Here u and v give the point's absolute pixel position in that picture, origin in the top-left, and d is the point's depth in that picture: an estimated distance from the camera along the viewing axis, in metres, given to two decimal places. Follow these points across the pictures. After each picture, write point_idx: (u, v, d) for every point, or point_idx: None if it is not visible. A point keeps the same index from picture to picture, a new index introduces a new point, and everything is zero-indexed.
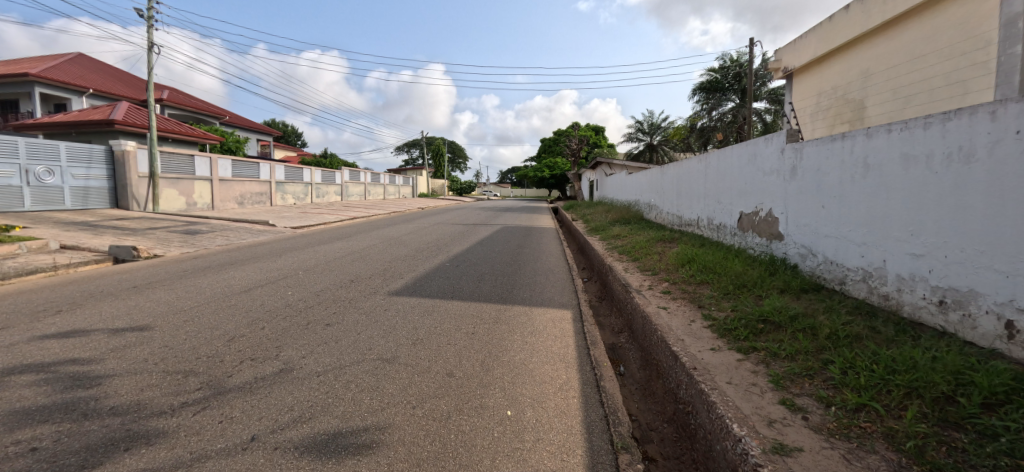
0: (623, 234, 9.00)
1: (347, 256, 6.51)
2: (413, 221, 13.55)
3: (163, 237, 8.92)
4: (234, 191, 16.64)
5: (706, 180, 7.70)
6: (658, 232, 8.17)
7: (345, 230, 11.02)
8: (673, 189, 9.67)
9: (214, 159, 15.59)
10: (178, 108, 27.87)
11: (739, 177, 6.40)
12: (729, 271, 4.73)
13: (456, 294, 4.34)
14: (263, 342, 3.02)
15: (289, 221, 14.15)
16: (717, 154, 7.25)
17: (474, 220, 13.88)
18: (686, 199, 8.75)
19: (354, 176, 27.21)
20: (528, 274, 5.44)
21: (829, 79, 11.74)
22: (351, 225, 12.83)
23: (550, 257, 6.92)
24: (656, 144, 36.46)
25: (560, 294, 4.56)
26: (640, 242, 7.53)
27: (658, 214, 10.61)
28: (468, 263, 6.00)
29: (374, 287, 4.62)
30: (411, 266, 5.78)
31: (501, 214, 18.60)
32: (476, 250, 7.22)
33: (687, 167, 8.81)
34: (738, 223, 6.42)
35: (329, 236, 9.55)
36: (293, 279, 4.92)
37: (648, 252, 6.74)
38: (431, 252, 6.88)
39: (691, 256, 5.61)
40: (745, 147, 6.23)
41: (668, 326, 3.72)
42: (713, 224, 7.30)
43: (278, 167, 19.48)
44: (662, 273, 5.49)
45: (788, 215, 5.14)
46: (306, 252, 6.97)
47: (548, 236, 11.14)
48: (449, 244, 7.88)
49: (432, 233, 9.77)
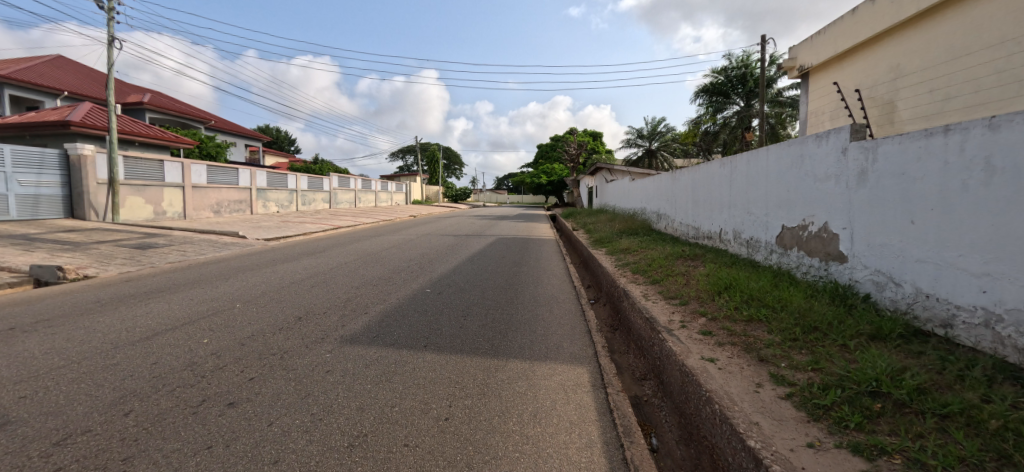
0: (634, 248, 7.91)
1: (309, 279, 5.39)
2: (400, 231, 12.45)
3: (107, 253, 7.78)
4: (209, 199, 15.46)
5: (732, 187, 6.66)
6: (676, 246, 7.09)
7: (323, 243, 9.90)
8: (687, 197, 8.64)
9: (187, 165, 14.46)
10: (159, 112, 26.75)
11: (778, 185, 5.35)
12: (788, 305, 3.64)
13: (430, 342, 3.22)
14: (109, 448, 1.91)
15: (266, 231, 12.99)
16: (746, 157, 6.20)
17: (467, 230, 12.73)
18: (705, 209, 7.71)
19: (343, 183, 26.11)
20: (527, 305, 4.34)
21: (853, 79, 10.77)
22: (332, 236, 11.72)
23: (553, 280, 5.82)
24: (654, 150, 35.64)
25: (571, 339, 3.45)
26: (657, 260, 6.46)
27: (670, 224, 9.56)
28: (453, 290, 4.90)
29: (324, 329, 3.49)
30: (383, 294, 4.66)
31: (497, 223, 17.49)
32: (466, 270, 6.11)
33: (705, 173, 7.77)
34: (777, 239, 5.36)
35: (299, 251, 8.39)
36: (223, 316, 3.79)
37: (670, 273, 5.66)
38: (411, 273, 5.76)
39: (729, 281, 4.53)
40: (788, 148, 5.19)
41: (727, 394, 2.62)
42: (743, 238, 6.24)
43: (260, 173, 18.27)
44: (694, 303, 4.40)
45: (852, 232, 4.09)
46: (261, 274, 5.82)
47: (547, 249, 10.05)
48: (435, 261, 6.75)
49: (418, 247, 8.67)
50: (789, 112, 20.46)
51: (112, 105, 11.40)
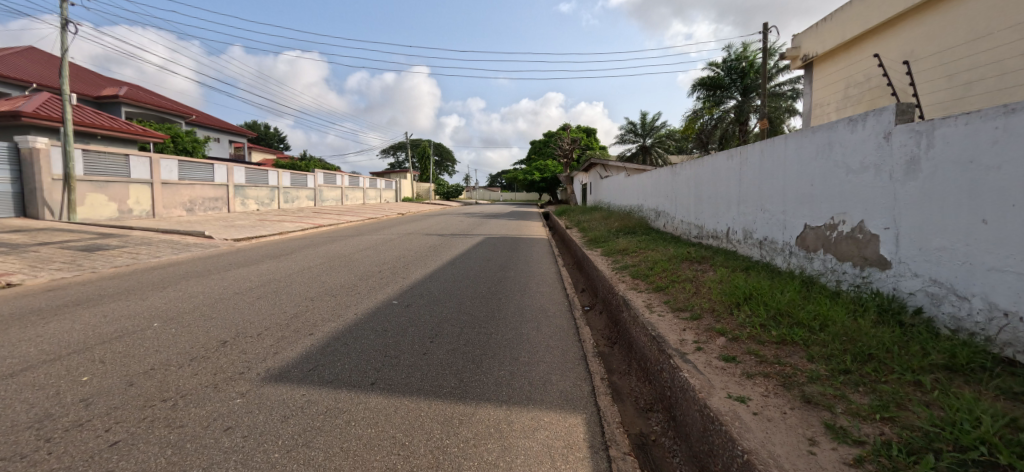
0: (633, 249, 7.21)
1: (259, 287, 4.64)
2: (383, 230, 11.66)
3: (45, 256, 6.94)
4: (181, 196, 14.57)
5: (741, 182, 5.99)
6: (680, 248, 6.40)
7: (295, 244, 9.11)
8: (689, 193, 7.99)
9: (156, 159, 13.57)
10: (136, 105, 25.64)
11: (799, 179, 4.68)
12: (828, 324, 2.95)
13: (379, 378, 2.49)
14: None
15: (239, 230, 12.16)
16: (759, 147, 5.54)
17: (454, 229, 11.95)
18: (709, 207, 7.06)
19: (329, 180, 25.21)
20: (511, 322, 3.62)
21: (861, 67, 10.15)
22: (308, 236, 10.94)
23: (543, 286, 5.09)
24: (649, 146, 35.06)
25: (561, 369, 2.74)
26: (659, 262, 5.78)
27: (670, 223, 8.89)
28: (425, 301, 4.17)
29: (248, 358, 2.74)
30: (341, 307, 3.92)
31: (486, 221, 16.64)
32: (444, 276, 5.36)
33: (709, 166, 7.09)
34: (799, 240, 4.67)
35: (265, 253, 7.59)
36: (127, 342, 3.04)
37: (676, 278, 4.97)
38: (381, 280, 5.02)
39: (749, 290, 3.84)
40: (810, 137, 4.51)
41: (773, 457, 1.91)
42: (756, 239, 5.57)
43: (238, 169, 17.35)
44: (708, 317, 3.70)
45: (897, 234, 3.42)
46: (206, 282, 5.04)
47: (539, 249, 9.34)
48: (412, 265, 6.01)
49: (397, 248, 7.92)
50: (788, 105, 19.97)
51: (67, 94, 10.51)
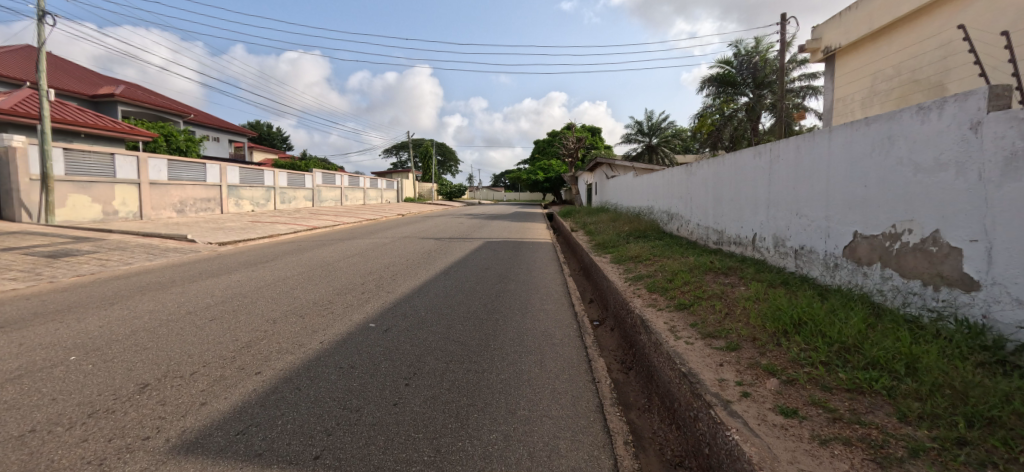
0: (648, 256, 6.54)
1: (220, 304, 4.01)
2: (377, 232, 11.02)
3: (4, 264, 6.35)
4: (171, 197, 14.03)
5: (771, 183, 5.32)
6: (702, 256, 5.72)
7: (281, 249, 8.48)
8: (706, 195, 7.34)
9: (144, 159, 13.04)
10: (132, 104, 25.15)
11: (848, 179, 4.01)
12: (918, 369, 2.27)
13: (327, 449, 1.85)
14: None
15: (226, 233, 11.57)
16: (794, 143, 4.87)
17: (452, 232, 11.28)
18: (730, 210, 6.39)
19: (328, 180, 24.64)
20: (508, 353, 2.97)
21: (890, 59, 9.41)
22: (298, 239, 10.34)
23: (548, 303, 4.42)
24: (655, 145, 34.33)
25: (571, 431, 2.08)
26: (678, 272, 5.14)
27: (685, 227, 8.22)
28: (407, 324, 3.52)
29: (163, 416, 2.10)
30: (305, 332, 3.28)
31: (488, 223, 16.00)
32: (434, 289, 4.70)
33: (731, 165, 6.42)
34: (848, 251, 3.99)
35: (245, 260, 6.97)
36: (21, 386, 2.40)
37: (700, 292, 4.31)
38: (362, 295, 4.38)
39: (798, 314, 3.16)
40: (862, 129, 3.85)
41: None
42: (791, 248, 4.89)
43: (231, 169, 16.78)
44: (749, 348, 3.03)
45: (988, 248, 2.74)
46: (163, 296, 4.42)
47: (544, 255, 8.67)
48: (402, 276, 5.37)
49: (389, 254, 7.27)
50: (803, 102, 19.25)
51: (44, 89, 9.97)
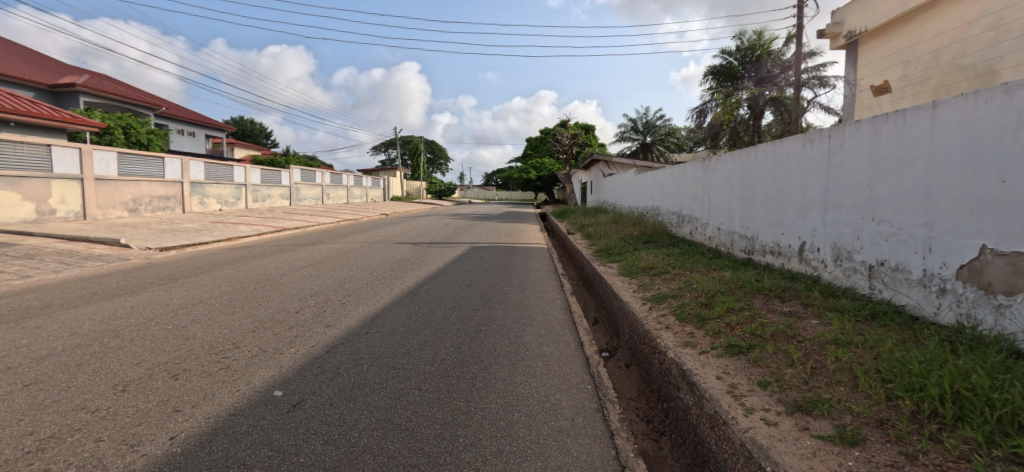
0: (668, 268, 5.37)
1: (66, 353, 2.72)
2: (350, 235, 9.72)
3: None
4: (121, 194, 12.57)
5: (829, 178, 4.17)
6: (739, 271, 4.56)
7: (228, 255, 7.15)
8: (729, 193, 6.22)
9: (87, 152, 11.58)
10: (96, 94, 23.46)
11: (967, 172, 2.86)
12: None
13: None
14: None
15: (175, 235, 10.13)
16: (866, 127, 3.72)
17: (435, 235, 10.00)
18: (765, 213, 5.26)
19: (307, 177, 23.17)
20: (483, 462, 1.74)
21: (927, 42, 8.30)
22: (256, 243, 9.02)
23: (548, 341, 3.17)
24: (649, 143, 33.32)
25: None
26: (714, 293, 3.96)
27: (701, 231, 7.11)
28: (331, 391, 2.26)
29: None
30: (156, 416, 2.01)
31: (477, 223, 14.81)
32: (392, 320, 3.46)
33: (766, 158, 5.27)
34: (969, 275, 2.83)
35: (171, 272, 5.64)
36: None
37: (758, 327, 3.13)
38: (287, 333, 3.12)
39: (948, 383, 1.99)
40: (995, 102, 2.69)
41: None
42: (863, 264, 3.75)
43: (195, 164, 15.26)
44: (886, 443, 1.83)
45: None
46: (4, 334, 3.11)
47: (539, 262, 7.45)
48: (357, 299, 4.10)
49: (350, 264, 5.99)
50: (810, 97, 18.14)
51: None
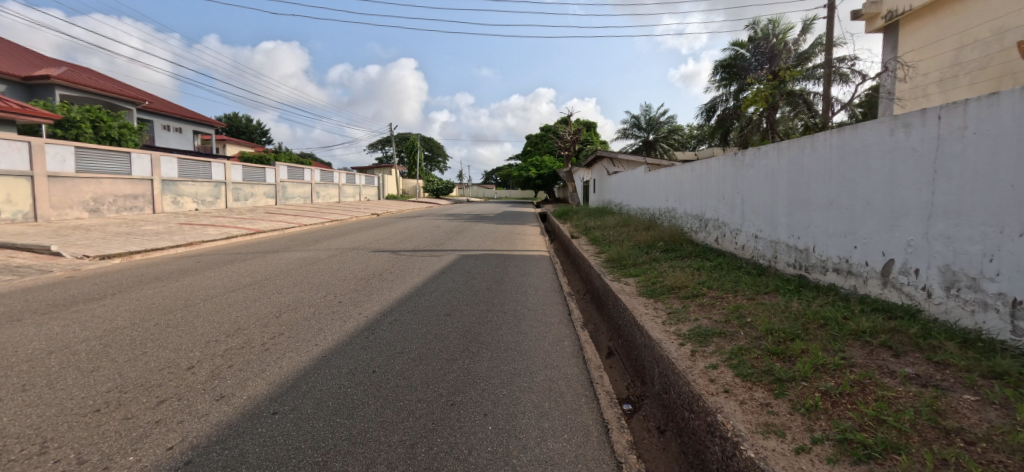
0: (703, 288, 4.26)
1: None
2: (326, 240, 8.62)
3: None
4: (80, 193, 11.43)
5: (936, 177, 3.04)
6: (806, 298, 3.44)
7: (171, 265, 6.02)
8: (771, 193, 5.10)
9: (38, 146, 10.42)
10: (72, 87, 22.30)
11: None
12: None
13: None
14: None
15: (128, 239, 8.99)
16: (1008, 103, 2.59)
17: (422, 239, 8.87)
18: (827, 220, 4.14)
19: (295, 175, 22.03)
20: None
21: (987, 21, 7.00)
22: (215, 249, 7.90)
23: (554, 426, 2.04)
24: (652, 141, 32.23)
25: None
26: (786, 334, 2.83)
27: (732, 239, 5.99)
28: None
29: None
30: None
31: (472, 225, 13.65)
32: (321, 385, 2.32)
33: (828, 151, 4.14)
34: None
35: (78, 291, 4.51)
36: None
37: (884, 408, 2.01)
38: (143, 417, 1.98)
39: None
40: None
41: None
42: (1000, 299, 2.62)
43: (167, 159, 14.12)
44: None
45: None
46: None
47: (539, 272, 6.31)
48: (288, 339, 2.95)
49: (306, 278, 4.85)
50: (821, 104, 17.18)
51: None
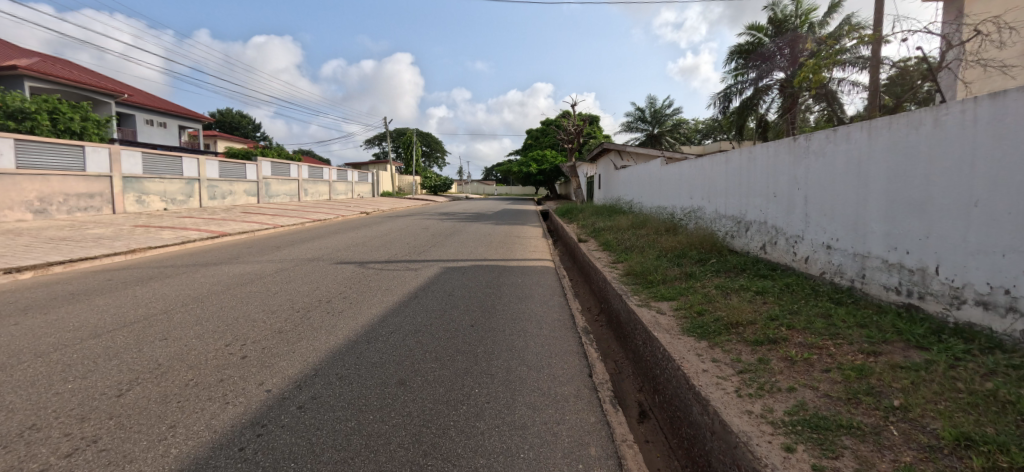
0: (783, 328, 2.93)
1: None
2: (290, 247, 7.29)
3: None
4: (23, 192, 10.11)
5: None
6: (972, 359, 2.16)
7: (69, 285, 4.69)
8: (857, 190, 3.76)
9: None
10: (44, 78, 20.94)
11: None
12: None
13: None
14: None
15: (59, 246, 7.66)
16: None
17: (404, 246, 7.52)
18: (965, 229, 2.82)
19: (280, 172, 20.67)
20: None
21: None
22: (153, 258, 6.57)
23: None
24: (658, 135, 30.80)
25: None
26: (1012, 458, 1.50)
27: (791, 248, 4.68)
28: None
29: None
30: None
31: (466, 226, 12.34)
32: None
33: (970, 127, 2.80)
34: None
35: None
36: None
37: None
38: None
39: None
40: None
41: None
42: None
43: (129, 153, 12.78)
44: None
45: None
46: None
47: (543, 289, 4.98)
48: (97, 457, 1.64)
49: (218, 308, 3.50)
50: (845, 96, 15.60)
51: None
